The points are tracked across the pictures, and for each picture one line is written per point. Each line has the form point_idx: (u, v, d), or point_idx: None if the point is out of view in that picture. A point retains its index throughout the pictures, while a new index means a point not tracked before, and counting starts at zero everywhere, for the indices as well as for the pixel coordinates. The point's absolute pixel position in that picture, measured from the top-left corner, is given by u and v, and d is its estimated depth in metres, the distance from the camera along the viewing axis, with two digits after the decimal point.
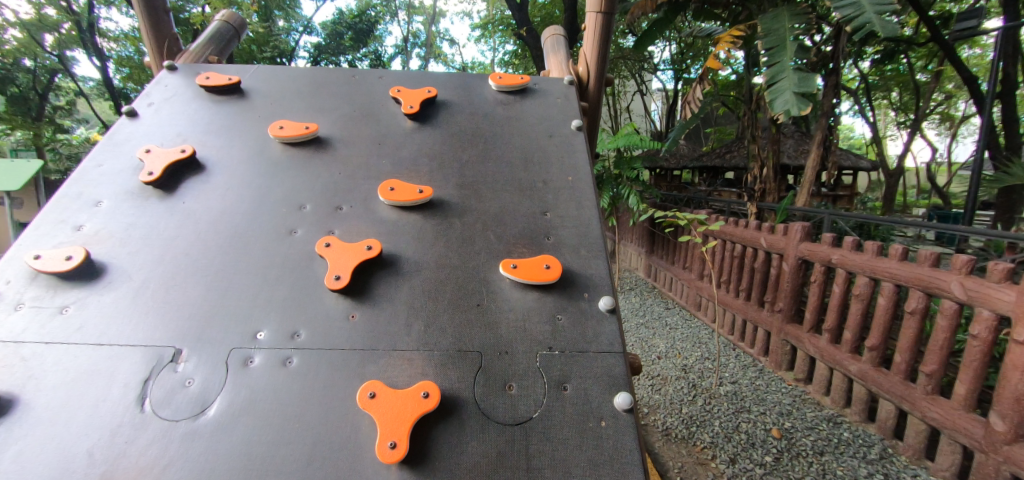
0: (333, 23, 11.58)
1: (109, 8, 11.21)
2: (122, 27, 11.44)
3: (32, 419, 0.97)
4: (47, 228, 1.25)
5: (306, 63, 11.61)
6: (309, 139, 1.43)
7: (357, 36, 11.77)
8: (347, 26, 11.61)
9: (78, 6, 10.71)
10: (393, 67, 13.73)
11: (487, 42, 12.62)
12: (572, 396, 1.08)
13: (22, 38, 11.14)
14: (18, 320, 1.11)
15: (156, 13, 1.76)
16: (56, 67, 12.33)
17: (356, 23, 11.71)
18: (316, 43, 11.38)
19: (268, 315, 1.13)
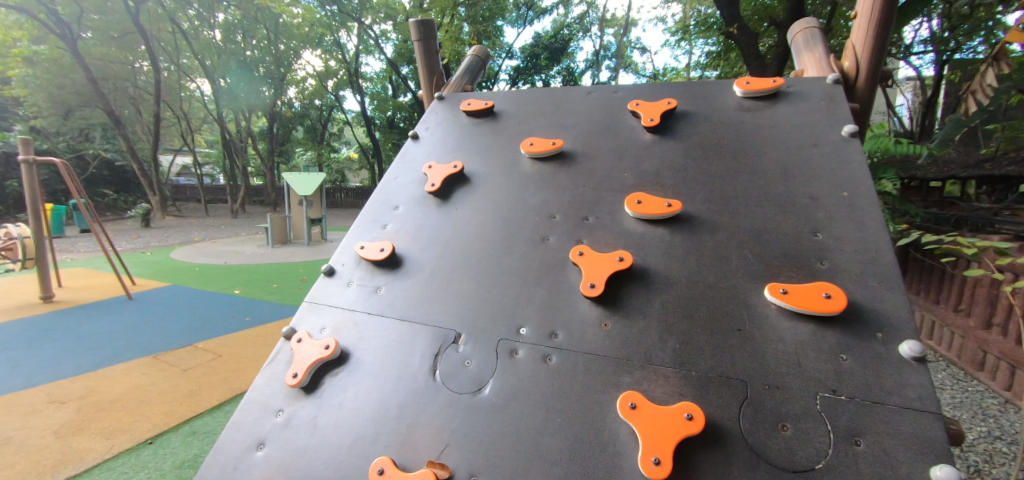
0: (531, 46, 13.29)
1: (368, 55, 14.48)
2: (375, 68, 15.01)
3: (361, 370, 1.26)
4: (366, 225, 1.58)
5: (507, 83, 13.67)
6: (555, 153, 1.56)
7: (551, 55, 13.42)
8: (543, 47, 13.26)
9: (349, 55, 14.30)
10: (584, 81, 14.41)
11: (676, 46, 12.11)
12: (868, 453, 0.89)
13: (315, 85, 15.40)
14: (351, 293, 1.41)
15: (430, 52, 2.06)
16: (333, 103, 16.58)
17: (551, 43, 13.27)
18: (515, 66, 13.41)
19: (529, 314, 1.24)
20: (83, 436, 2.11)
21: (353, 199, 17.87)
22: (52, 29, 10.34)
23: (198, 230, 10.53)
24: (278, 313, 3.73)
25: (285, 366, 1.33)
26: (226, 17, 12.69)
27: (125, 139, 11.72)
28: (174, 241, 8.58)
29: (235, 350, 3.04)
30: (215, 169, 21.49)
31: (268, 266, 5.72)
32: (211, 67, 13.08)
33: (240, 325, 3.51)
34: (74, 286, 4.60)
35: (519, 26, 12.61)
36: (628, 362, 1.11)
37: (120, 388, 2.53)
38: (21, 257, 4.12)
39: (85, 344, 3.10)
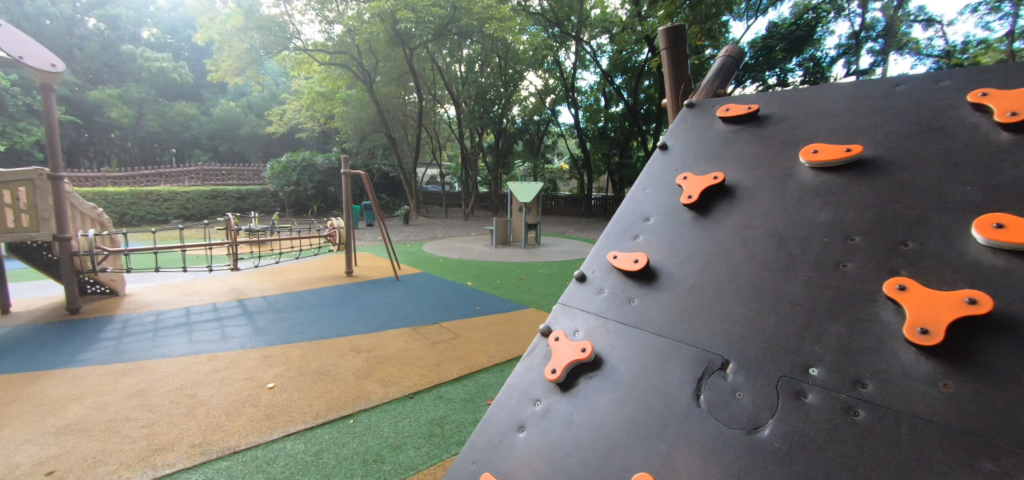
0: (764, 38, 12.03)
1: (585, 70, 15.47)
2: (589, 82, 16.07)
3: (616, 378, 1.26)
4: (618, 236, 1.61)
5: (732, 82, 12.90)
6: (850, 161, 1.30)
7: (790, 46, 11.70)
8: (780, 37, 11.72)
9: (566, 72, 15.33)
10: (833, 72, 12.10)
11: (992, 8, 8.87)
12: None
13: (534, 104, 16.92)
14: (602, 301, 1.45)
15: (679, 59, 1.99)
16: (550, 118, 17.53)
17: (791, 31, 11.57)
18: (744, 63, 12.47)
19: (820, 353, 1.05)
20: (370, 380, 2.75)
21: (563, 206, 18.42)
22: (358, 75, 13.98)
23: (441, 229, 12.67)
24: (503, 307, 4.13)
25: (540, 360, 1.42)
26: (469, 52, 14.83)
27: (399, 162, 15.25)
28: (425, 237, 10.56)
29: (468, 332, 3.49)
30: (454, 180, 25.26)
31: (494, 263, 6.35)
32: (456, 95, 15.74)
33: (472, 311, 4.00)
34: (365, 266, 6.13)
35: (747, 19, 11.44)
36: (988, 443, 0.82)
37: (392, 348, 3.20)
38: (337, 242, 5.68)
39: (373, 310, 4.08)
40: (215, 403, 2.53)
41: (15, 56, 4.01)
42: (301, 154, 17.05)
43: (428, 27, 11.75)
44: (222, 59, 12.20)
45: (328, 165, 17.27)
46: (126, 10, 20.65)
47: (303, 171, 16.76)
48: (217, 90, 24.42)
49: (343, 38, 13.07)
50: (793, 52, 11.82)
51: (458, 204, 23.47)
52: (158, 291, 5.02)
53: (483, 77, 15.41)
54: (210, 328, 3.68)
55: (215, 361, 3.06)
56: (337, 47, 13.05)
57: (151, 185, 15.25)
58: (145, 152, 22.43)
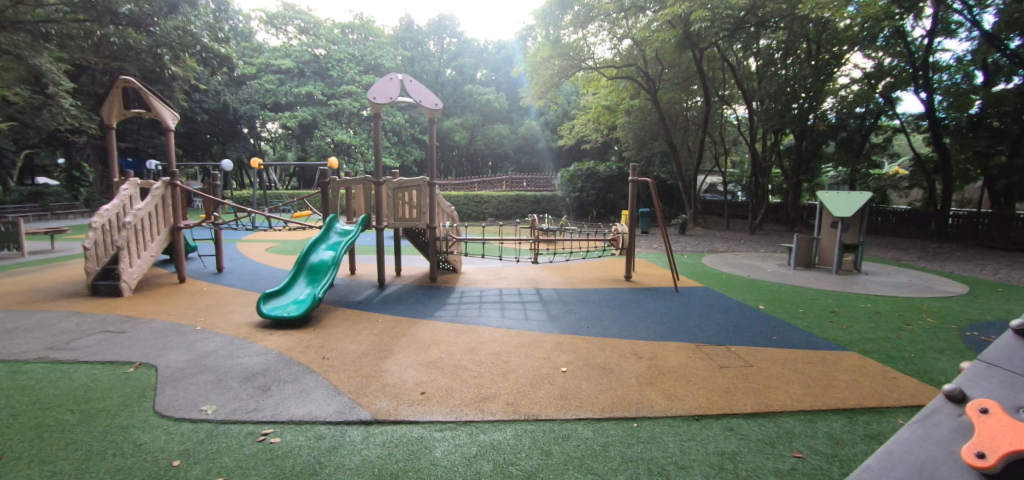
0: None
1: (949, 39, 11.69)
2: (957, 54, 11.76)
3: None
4: None
5: None
6: None
7: None
8: None
9: (914, 45, 11.69)
10: None
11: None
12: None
13: (857, 91, 12.66)
14: None
15: None
16: (880, 108, 13.14)
17: None
18: None
19: None
20: (652, 389, 2.74)
21: (893, 225, 14.11)
22: (643, 85, 14.37)
23: (722, 242, 11.62)
24: (809, 343, 3.40)
25: (947, 431, 1.04)
26: (768, 42, 12.97)
27: (677, 171, 14.66)
28: (705, 249, 9.85)
29: (764, 363, 3.04)
30: (737, 188, 22.47)
31: (793, 288, 5.32)
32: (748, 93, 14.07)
33: (766, 340, 3.45)
34: (643, 273, 6.24)
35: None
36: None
37: (673, 362, 3.10)
38: (618, 247, 5.94)
39: (651, 318, 4.08)
40: (522, 373, 3.04)
41: (418, 100, 5.88)
42: (586, 163, 17.87)
43: (727, 23, 10.70)
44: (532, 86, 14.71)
45: (610, 172, 17.52)
46: (469, 58, 27.59)
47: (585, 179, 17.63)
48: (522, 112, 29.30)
49: (631, 51, 13.81)
50: None
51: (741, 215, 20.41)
52: (482, 272, 6.51)
53: (785, 69, 12.73)
54: (516, 308, 4.50)
55: (520, 337, 3.70)
56: (625, 61, 13.93)
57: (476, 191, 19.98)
58: (472, 165, 29.46)
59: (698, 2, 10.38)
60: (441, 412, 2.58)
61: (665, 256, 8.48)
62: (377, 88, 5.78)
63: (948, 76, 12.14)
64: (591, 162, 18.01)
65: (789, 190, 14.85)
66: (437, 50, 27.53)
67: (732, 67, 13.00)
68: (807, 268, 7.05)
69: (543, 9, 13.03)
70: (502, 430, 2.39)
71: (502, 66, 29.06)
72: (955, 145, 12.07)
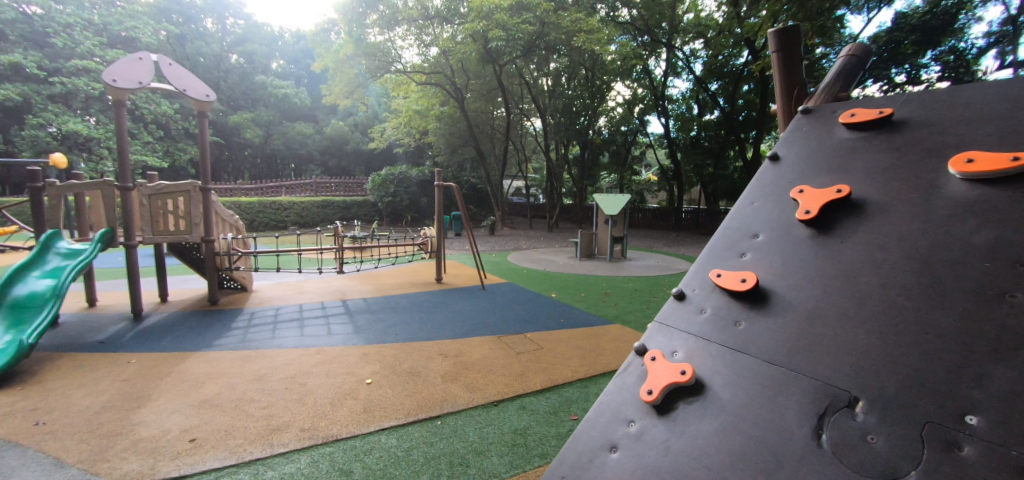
0: (889, 32, 10.90)
1: (676, 78, 15.40)
2: (681, 90, 15.67)
3: (717, 405, 1.19)
4: (722, 253, 1.54)
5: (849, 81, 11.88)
6: (1017, 174, 1.10)
7: (923, 38, 10.50)
8: (910, 30, 10.57)
9: (655, 80, 15.07)
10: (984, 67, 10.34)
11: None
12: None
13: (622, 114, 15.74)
14: (703, 322, 1.40)
15: (791, 64, 1.83)
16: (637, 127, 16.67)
17: (925, 21, 10.34)
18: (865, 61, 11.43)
19: (982, 399, 0.90)
20: (456, 384, 2.88)
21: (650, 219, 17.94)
22: (450, 93, 15.07)
23: (524, 240, 12.95)
24: (585, 320, 4.09)
25: (634, 379, 1.41)
26: (556, 66, 14.89)
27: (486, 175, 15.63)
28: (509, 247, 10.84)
29: (552, 344, 3.51)
30: (538, 193, 25.60)
31: (577, 276, 6.28)
32: (542, 108, 15.91)
33: (555, 324, 4.00)
34: (453, 275, 6.50)
35: (869, 10, 10.58)
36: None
37: (476, 355, 3.32)
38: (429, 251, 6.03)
39: (458, 317, 4.29)
40: (322, 393, 2.82)
41: (179, 88, 4.90)
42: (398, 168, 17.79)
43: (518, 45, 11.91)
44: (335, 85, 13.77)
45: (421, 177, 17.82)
46: (260, 46, 24.45)
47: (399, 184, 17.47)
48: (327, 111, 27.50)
49: (438, 60, 14.14)
50: (927, 45, 10.53)
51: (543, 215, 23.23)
52: (279, 288, 5.81)
53: (570, 90, 15.04)
54: (317, 325, 4.14)
55: (320, 355, 3.43)
56: (432, 68, 14.28)
57: (275, 196, 17.64)
58: (271, 167, 26.03)
59: (494, 21, 11.30)
60: (218, 458, 2.19)
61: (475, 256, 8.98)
62: (117, 68, 4.58)
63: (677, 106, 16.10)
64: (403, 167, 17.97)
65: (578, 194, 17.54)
66: (215, 29, 23.45)
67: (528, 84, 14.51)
68: (588, 258, 8.42)
69: (344, 4, 12.16)
70: (296, 460, 2.16)
71: (301, 59, 26.66)
72: (682, 157, 16.25)
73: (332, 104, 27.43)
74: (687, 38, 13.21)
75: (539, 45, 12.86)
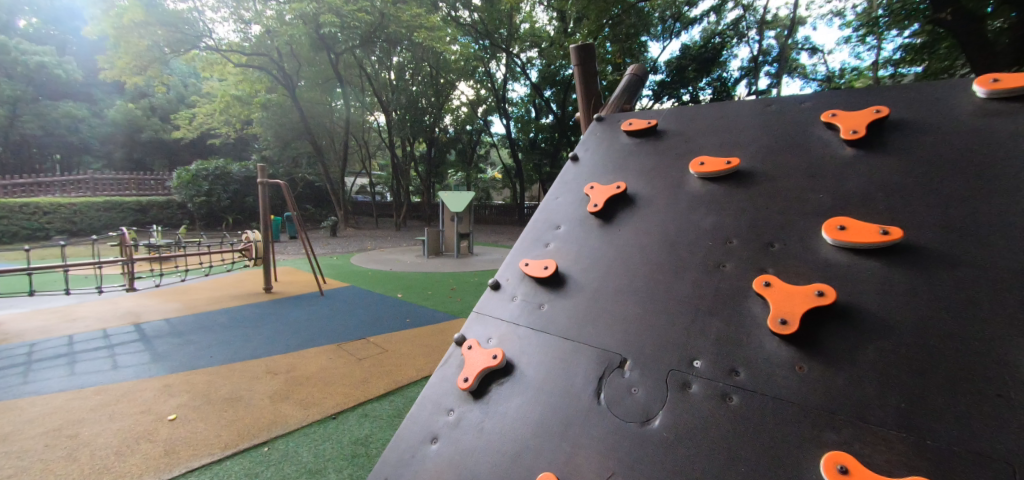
0: (678, 58, 13.24)
1: (516, 82, 16.30)
2: (520, 94, 16.97)
3: (524, 384, 1.30)
4: (530, 244, 1.69)
5: (650, 97, 14.02)
6: (729, 174, 1.44)
7: (700, 66, 13.06)
8: (692, 58, 13.01)
9: (497, 83, 15.92)
10: (738, 91, 13.55)
11: (862, 42, 10.06)
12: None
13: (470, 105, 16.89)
14: (514, 308, 1.51)
15: (589, 75, 2.09)
16: (480, 127, 18.24)
17: (701, 53, 12.91)
18: (661, 80, 13.68)
19: (703, 346, 1.16)
20: (287, 403, 2.61)
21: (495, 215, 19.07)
22: (278, 80, 13.65)
23: (370, 240, 12.59)
24: (431, 317, 4.15)
25: (454, 369, 1.47)
26: (399, 59, 15.04)
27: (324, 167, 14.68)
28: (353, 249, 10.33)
29: (397, 346, 3.42)
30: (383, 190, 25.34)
31: (425, 275, 6.28)
32: (386, 102, 15.54)
33: (403, 324, 3.94)
34: (285, 282, 5.89)
35: (664, 40, 12.82)
36: (862, 422, 0.93)
37: (312, 368, 3.06)
38: (254, 257, 5.38)
39: (292, 329, 3.89)
40: (101, 442, 2.25)
41: None
42: (212, 163, 16.13)
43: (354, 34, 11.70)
44: (117, 56, 11.02)
45: (243, 173, 16.64)
46: None
47: (216, 180, 15.86)
48: (110, 90, 22.08)
49: (262, 40, 12.69)
50: (703, 71, 13.20)
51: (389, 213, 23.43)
52: (31, 317, 4.45)
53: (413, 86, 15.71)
54: (95, 359, 3.28)
55: (99, 396, 2.73)
56: (254, 48, 12.80)
57: (27, 196, 13.39)
58: (20, 159, 19.71)
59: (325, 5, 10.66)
60: None
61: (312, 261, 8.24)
62: None
63: (516, 108, 17.34)
64: (218, 162, 16.48)
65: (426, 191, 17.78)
66: None
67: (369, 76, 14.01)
68: (436, 256, 8.49)
69: None
70: None
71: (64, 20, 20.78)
72: (522, 157, 17.70)
73: (115, 82, 22.25)
74: (523, 47, 14.17)
75: (378, 36, 12.90)
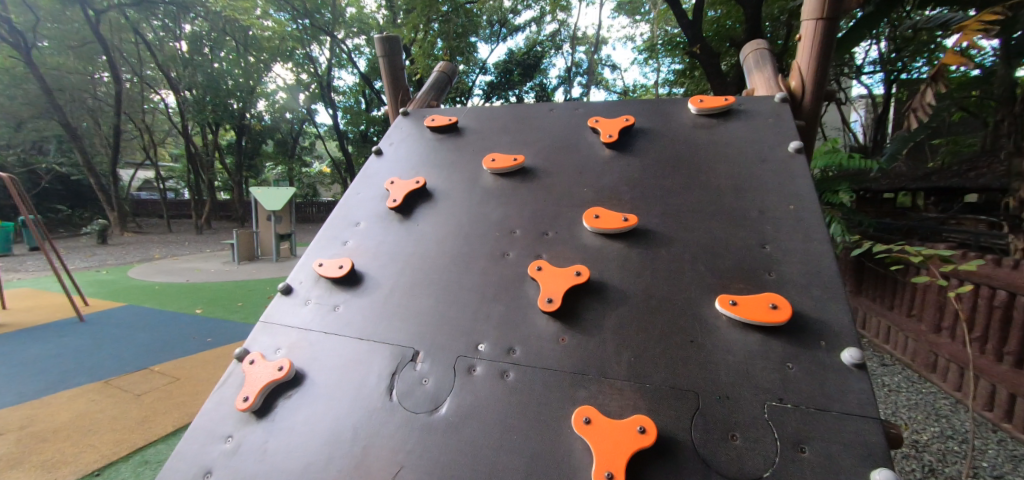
0: (504, 61, 13.85)
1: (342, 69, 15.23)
2: (348, 83, 16.04)
3: (314, 392, 1.24)
4: (327, 243, 1.63)
5: (479, 98, 14.11)
6: (517, 169, 1.59)
7: (524, 71, 13.98)
8: (517, 63, 13.82)
9: (320, 68, 14.38)
10: (556, 97, 15.34)
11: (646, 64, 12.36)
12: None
13: (292, 83, 15.37)
14: (308, 312, 1.45)
15: (395, 68, 2.12)
16: (305, 116, 17.27)
17: (524, 59, 13.87)
18: (489, 81, 13.84)
19: (487, 330, 1.24)
20: (17, 471, 2.00)
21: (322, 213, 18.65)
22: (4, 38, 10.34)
23: (158, 247, 10.90)
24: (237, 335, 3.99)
25: (234, 388, 1.31)
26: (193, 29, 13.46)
27: (82, 155, 11.73)
28: (132, 260, 8.72)
29: (193, 373, 3.14)
30: (180, 181, 22.61)
31: (229, 284, 6.28)
32: (176, 79, 13.99)
33: (200, 344, 3.75)
34: (23, 309, 4.62)
35: (492, 42, 13.49)
36: (606, 379, 1.09)
37: (66, 417, 2.50)
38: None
39: (30, 372, 3.11)
40: None
41: None
42: None
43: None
44: None
45: None
46: None
47: None
48: None
49: None
50: (527, 76, 14.14)
51: (187, 215, 20.95)
52: None
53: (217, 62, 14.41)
54: None
55: None
56: None
57: None
58: None
59: None
60: None
61: (71, 277, 6.73)
62: None
63: (344, 98, 16.30)
64: None
65: (235, 187, 16.74)
66: None
67: (150, 44, 12.71)
68: (250, 260, 8.50)
69: None
70: None
71: None
72: (353, 150, 17.04)
73: None
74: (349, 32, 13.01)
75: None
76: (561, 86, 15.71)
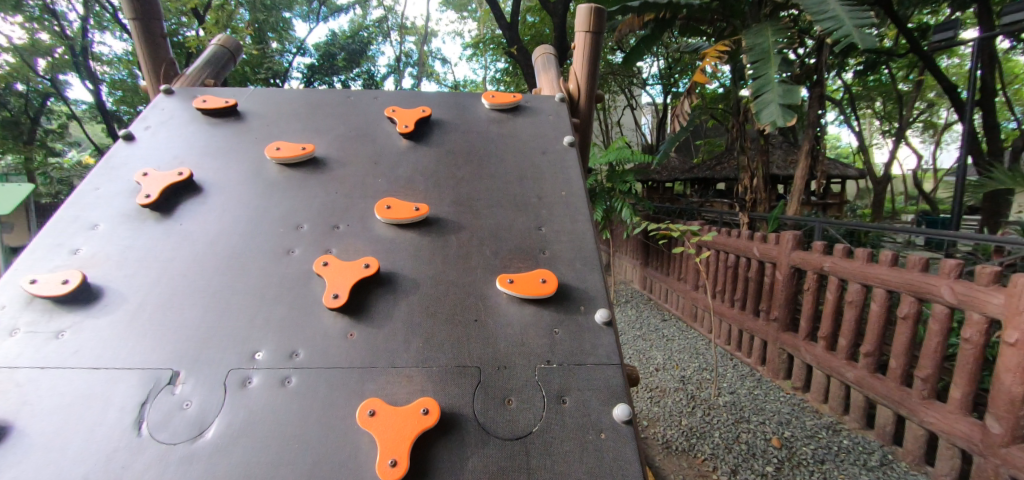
0: (326, 44, 12.80)
1: (105, 33, 11.98)
2: (115, 51, 12.07)
3: (17, 448, 0.93)
4: (43, 252, 1.26)
5: (299, 81, 12.70)
6: (306, 159, 1.49)
7: (349, 56, 13.07)
8: (340, 47, 12.90)
9: (73, 31, 11.33)
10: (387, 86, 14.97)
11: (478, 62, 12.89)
12: (611, 440, 1.01)
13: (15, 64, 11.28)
14: (12, 346, 1.09)
15: (153, 39, 1.82)
16: (48, 90, 12.85)
17: (348, 43, 13.04)
18: (309, 64, 12.54)
19: (266, 336, 1.13)
20: None
21: None
22: None
23: None
24: None
25: None
26: None
27: None
28: None
29: None
30: None
31: None
32: None
33: None
34: None
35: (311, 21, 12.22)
36: (395, 368, 1.09)
37: None
38: None
39: None
40: None
41: None
42: None
43: None
44: None
45: None
46: None
47: None
48: None
49: None
50: (353, 63, 13.24)
51: None
52: None
53: None
54: None
55: None
56: None
57: None
58: None
59: None
60: None
61: None
62: None
63: (112, 71, 12.28)
64: None
65: None
66: None
67: None
68: None
69: None
70: None
71: None
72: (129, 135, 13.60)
73: None
74: None
75: None
76: (393, 76, 15.36)
